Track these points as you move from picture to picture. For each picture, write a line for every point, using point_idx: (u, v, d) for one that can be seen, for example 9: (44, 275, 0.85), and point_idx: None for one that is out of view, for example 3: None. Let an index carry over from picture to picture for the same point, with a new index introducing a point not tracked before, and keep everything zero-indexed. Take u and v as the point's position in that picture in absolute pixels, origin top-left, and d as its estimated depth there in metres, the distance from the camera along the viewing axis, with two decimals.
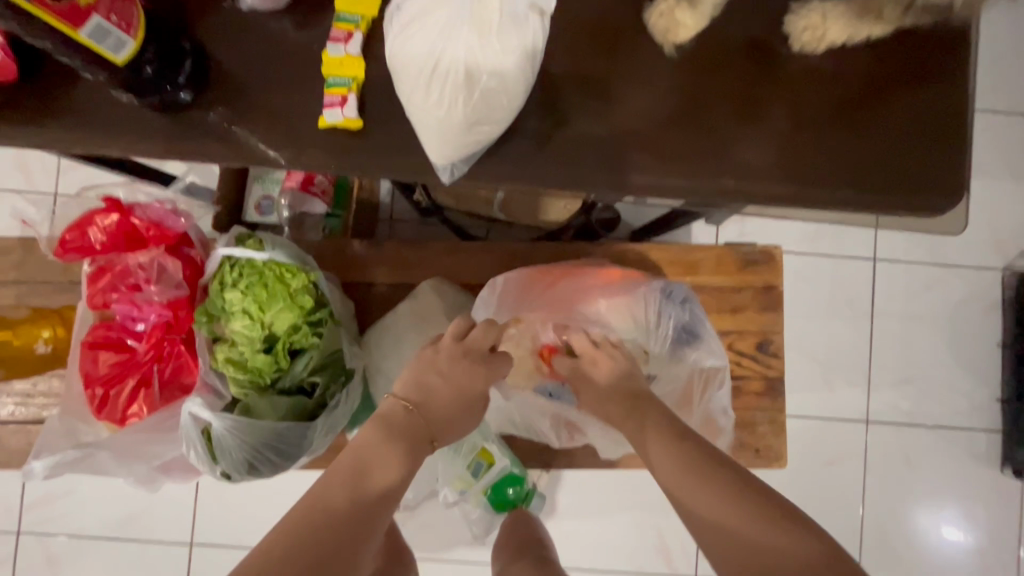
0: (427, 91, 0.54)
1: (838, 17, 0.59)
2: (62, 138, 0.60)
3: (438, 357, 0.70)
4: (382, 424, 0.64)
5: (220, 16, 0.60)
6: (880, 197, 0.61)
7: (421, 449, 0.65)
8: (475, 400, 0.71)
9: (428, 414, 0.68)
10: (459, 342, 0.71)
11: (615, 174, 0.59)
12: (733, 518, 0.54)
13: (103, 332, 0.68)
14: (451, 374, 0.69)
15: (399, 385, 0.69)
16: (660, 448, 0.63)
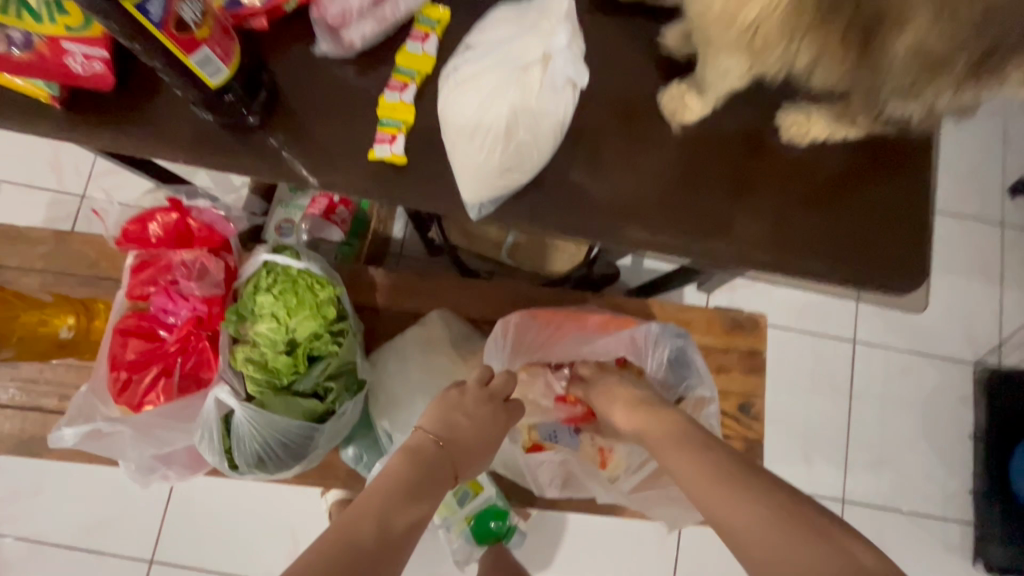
0: (472, 139, 0.62)
1: (820, 117, 0.69)
2: (141, 144, 0.68)
3: (464, 399, 0.69)
4: (411, 458, 0.60)
5: (293, 57, 0.70)
6: (852, 274, 0.69)
7: (446, 485, 0.60)
8: (495, 440, 0.69)
9: (454, 454, 0.63)
10: (483, 387, 0.71)
11: (619, 229, 0.68)
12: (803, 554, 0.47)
13: (135, 321, 0.73)
14: (479, 417, 0.68)
15: (426, 420, 0.65)
16: (676, 449, 0.63)
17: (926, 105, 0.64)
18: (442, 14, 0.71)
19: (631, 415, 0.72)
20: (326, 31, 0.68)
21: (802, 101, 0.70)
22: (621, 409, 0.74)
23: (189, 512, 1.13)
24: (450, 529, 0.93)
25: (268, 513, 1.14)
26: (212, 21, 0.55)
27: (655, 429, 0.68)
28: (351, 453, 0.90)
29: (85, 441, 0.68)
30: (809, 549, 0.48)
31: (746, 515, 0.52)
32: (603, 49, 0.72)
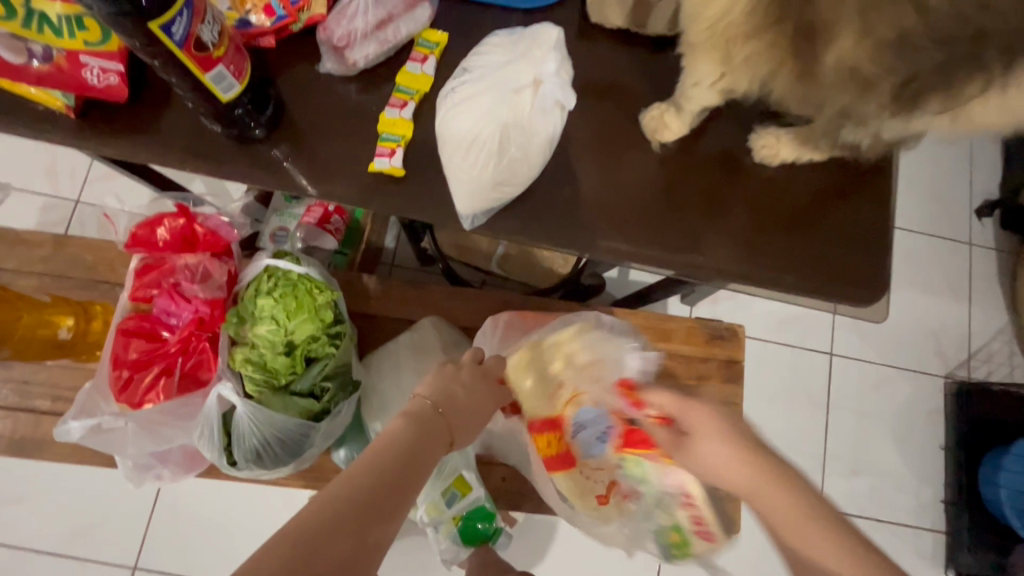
0: (466, 155, 0.66)
1: (789, 141, 0.74)
2: (150, 152, 0.71)
3: (459, 373, 0.70)
4: (409, 420, 0.60)
5: (299, 74, 0.74)
6: (817, 287, 0.75)
7: (442, 451, 0.61)
8: (485, 414, 0.71)
9: (450, 421, 0.64)
10: (476, 365, 0.73)
11: (602, 242, 0.72)
12: None
13: (137, 322, 0.75)
14: (474, 389, 0.70)
15: (422, 387, 0.66)
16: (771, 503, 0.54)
17: (874, 133, 0.70)
18: (440, 37, 0.75)
19: (768, 492, 0.55)
20: (331, 50, 0.73)
21: (771, 125, 0.76)
22: (740, 474, 0.58)
23: (176, 517, 1.13)
24: (438, 531, 0.95)
25: (254, 519, 1.14)
26: (226, 41, 0.59)
27: (795, 517, 0.52)
28: (343, 455, 0.93)
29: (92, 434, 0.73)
30: None
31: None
32: (591, 74, 0.77)
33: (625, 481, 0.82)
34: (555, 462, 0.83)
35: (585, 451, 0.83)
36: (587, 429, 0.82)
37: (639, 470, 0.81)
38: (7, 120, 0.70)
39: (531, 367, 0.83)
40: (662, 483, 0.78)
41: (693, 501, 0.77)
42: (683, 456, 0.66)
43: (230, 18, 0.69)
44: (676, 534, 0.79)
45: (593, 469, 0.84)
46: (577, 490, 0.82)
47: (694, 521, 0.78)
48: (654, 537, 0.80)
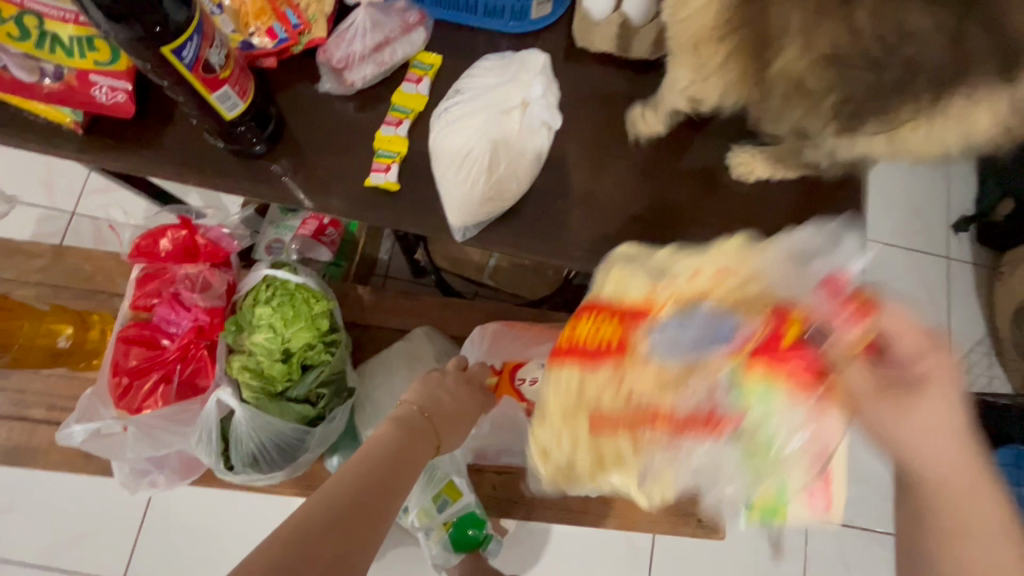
0: (459, 170, 0.70)
1: (762, 158, 0.78)
2: (154, 166, 0.74)
3: (444, 379, 0.77)
4: (398, 423, 0.66)
5: (298, 93, 0.77)
6: None
7: (429, 453, 0.67)
8: (469, 419, 0.78)
9: (436, 424, 0.71)
10: (461, 372, 0.81)
11: (588, 252, 0.76)
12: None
13: (137, 330, 0.77)
14: (459, 395, 0.76)
15: (410, 395, 0.72)
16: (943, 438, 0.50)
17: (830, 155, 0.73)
18: (434, 59, 0.79)
19: (967, 497, 0.48)
20: (330, 71, 0.77)
21: (748, 143, 0.80)
22: (955, 478, 0.49)
23: (167, 527, 1.13)
24: (430, 537, 0.97)
25: (245, 530, 1.14)
26: (232, 63, 0.62)
27: (994, 536, 0.47)
28: (336, 462, 0.94)
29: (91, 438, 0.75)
30: None
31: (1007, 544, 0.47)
32: (577, 95, 0.81)
33: (705, 404, 0.48)
34: (595, 352, 0.55)
35: (665, 355, 0.50)
36: (684, 330, 0.50)
37: (753, 402, 0.46)
38: (17, 135, 0.73)
39: (623, 276, 0.59)
40: (785, 434, 0.46)
41: (825, 466, 0.49)
42: (886, 407, 0.50)
43: (235, 41, 0.73)
44: (770, 497, 0.49)
45: (660, 387, 0.50)
46: (572, 399, 0.57)
47: (814, 481, 0.48)
48: (726, 496, 0.51)
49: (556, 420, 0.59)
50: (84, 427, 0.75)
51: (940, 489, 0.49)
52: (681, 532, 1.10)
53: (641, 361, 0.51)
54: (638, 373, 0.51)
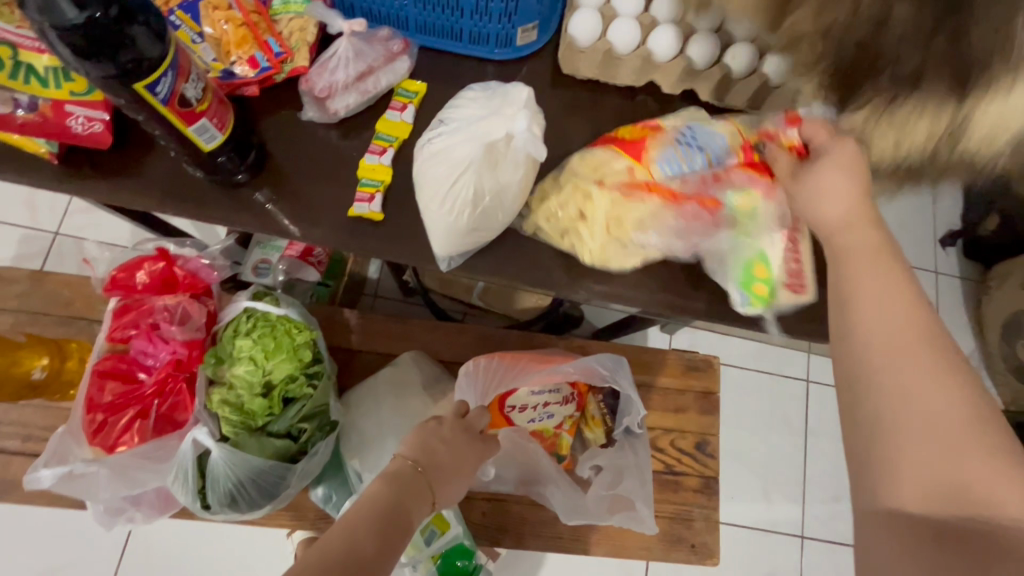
0: (442, 202, 0.68)
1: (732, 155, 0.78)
2: (132, 195, 0.73)
3: (441, 427, 0.76)
4: (390, 480, 0.67)
5: (281, 121, 0.76)
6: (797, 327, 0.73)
7: (421, 508, 0.67)
8: (468, 470, 0.76)
9: (431, 477, 0.70)
10: (459, 419, 0.78)
11: (579, 280, 0.74)
12: (890, 315, 0.51)
13: (113, 363, 0.75)
14: (455, 444, 0.75)
15: (406, 447, 0.72)
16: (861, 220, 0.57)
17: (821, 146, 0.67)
18: (419, 87, 0.79)
19: (856, 233, 0.57)
20: (313, 100, 0.76)
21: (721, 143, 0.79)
22: (840, 219, 0.58)
23: (149, 557, 1.10)
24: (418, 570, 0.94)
25: (229, 560, 1.11)
26: (210, 96, 0.60)
27: (878, 270, 0.53)
28: (320, 493, 0.92)
29: (61, 482, 0.71)
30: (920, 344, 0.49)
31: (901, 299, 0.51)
32: (563, 122, 0.81)
33: (698, 191, 0.70)
34: (623, 144, 0.73)
35: (676, 163, 0.70)
36: (692, 151, 0.70)
37: (747, 202, 0.69)
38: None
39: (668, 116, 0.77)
40: (760, 216, 0.69)
41: (800, 259, 0.70)
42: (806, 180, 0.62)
43: (216, 69, 0.73)
44: (754, 264, 0.69)
45: (670, 181, 0.70)
46: (588, 171, 0.72)
47: (789, 268, 0.70)
48: (724, 264, 0.71)
49: (568, 184, 0.73)
50: (53, 471, 0.71)
51: (846, 232, 0.57)
52: (675, 557, 1.08)
53: (654, 169, 0.70)
54: (658, 179, 0.71)
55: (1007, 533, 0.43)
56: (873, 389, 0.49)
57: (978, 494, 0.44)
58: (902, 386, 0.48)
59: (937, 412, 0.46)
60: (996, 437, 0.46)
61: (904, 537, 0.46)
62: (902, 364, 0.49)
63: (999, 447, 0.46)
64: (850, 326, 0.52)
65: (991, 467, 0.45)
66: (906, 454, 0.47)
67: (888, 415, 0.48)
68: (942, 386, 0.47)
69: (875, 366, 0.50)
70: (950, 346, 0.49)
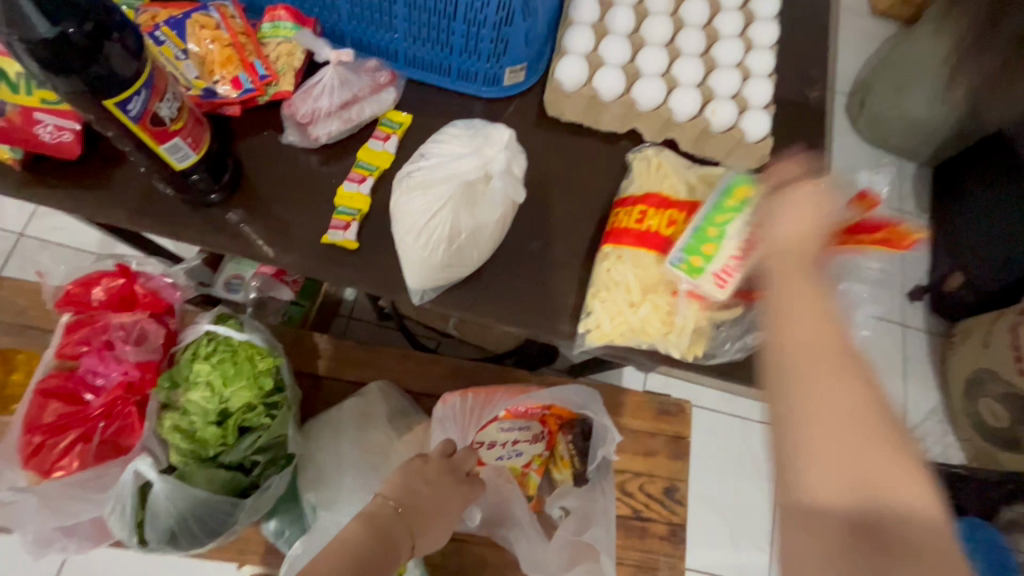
0: (419, 236, 0.67)
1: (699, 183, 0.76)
2: (99, 207, 0.70)
3: (426, 467, 0.74)
4: (367, 521, 0.64)
5: (262, 143, 0.76)
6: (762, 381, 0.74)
7: (399, 552, 0.64)
8: (450, 514, 0.73)
9: (413, 521, 0.67)
10: (446, 458, 0.76)
11: (551, 319, 0.74)
12: (800, 330, 0.50)
13: (58, 382, 0.72)
14: (438, 486, 0.72)
15: (386, 487, 0.69)
16: (795, 254, 0.53)
17: None
18: (404, 118, 0.78)
19: (786, 234, 0.54)
20: (295, 125, 0.75)
21: (674, 164, 0.77)
22: (787, 245, 0.54)
23: None
24: None
25: None
26: (188, 115, 0.59)
27: (800, 294, 0.51)
28: (274, 526, 0.89)
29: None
30: (831, 381, 0.47)
31: (823, 328, 0.49)
32: (547, 162, 0.81)
33: None
34: (663, 243, 0.70)
35: None
36: None
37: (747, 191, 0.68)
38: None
39: (654, 175, 0.76)
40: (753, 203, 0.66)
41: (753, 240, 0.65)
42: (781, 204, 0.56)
43: (198, 87, 0.72)
44: (726, 198, 0.68)
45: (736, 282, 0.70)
46: (649, 283, 0.70)
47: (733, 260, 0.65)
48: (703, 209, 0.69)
49: (646, 302, 0.70)
50: None
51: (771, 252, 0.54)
52: None
53: None
54: None
55: (912, 524, 0.43)
56: (795, 417, 0.48)
57: (894, 501, 0.44)
58: (828, 398, 0.47)
59: (840, 409, 0.46)
60: (895, 433, 0.46)
61: (826, 539, 0.45)
62: (827, 386, 0.47)
63: (899, 456, 0.45)
64: (779, 347, 0.50)
65: (900, 465, 0.45)
66: (813, 473, 0.46)
67: (813, 426, 0.47)
68: (843, 397, 0.47)
69: (806, 384, 0.48)
70: (856, 368, 0.48)
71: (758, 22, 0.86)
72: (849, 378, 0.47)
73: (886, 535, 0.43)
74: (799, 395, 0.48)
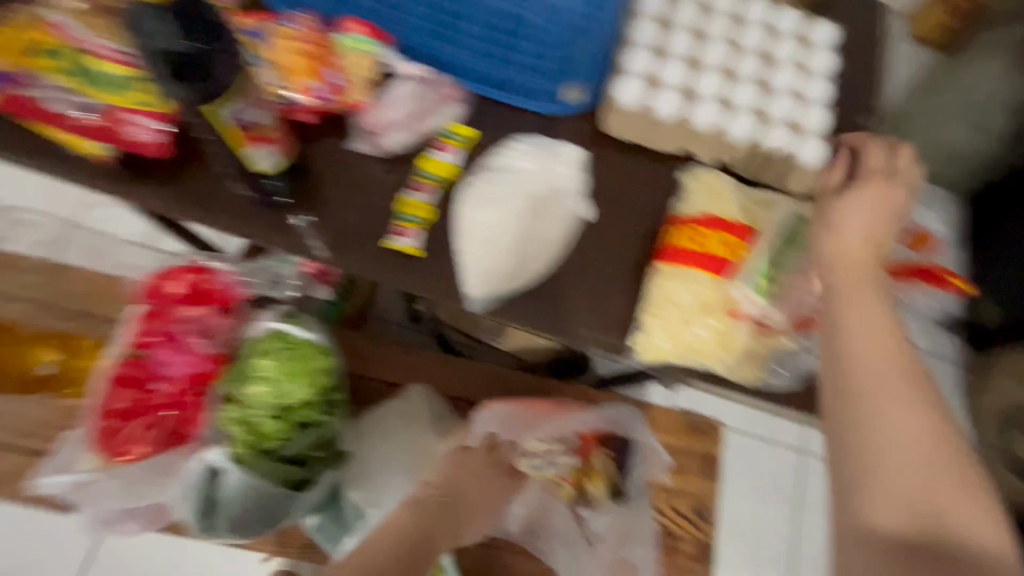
0: (489, 245, 0.73)
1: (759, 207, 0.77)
2: (171, 202, 0.72)
3: (470, 459, 0.85)
4: (414, 509, 0.74)
5: (330, 148, 0.78)
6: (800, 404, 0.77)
7: (444, 539, 0.75)
8: (490, 499, 0.87)
9: (455, 507, 0.79)
10: (490, 452, 0.87)
11: (604, 333, 0.75)
12: (867, 351, 0.56)
13: (130, 369, 0.75)
14: (480, 476, 0.85)
15: (434, 477, 0.81)
16: (861, 281, 0.60)
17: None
18: (471, 133, 0.80)
19: (844, 275, 0.62)
20: (366, 134, 0.78)
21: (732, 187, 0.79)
22: (850, 268, 0.61)
23: None
24: None
25: None
26: (278, 124, 0.64)
27: (876, 322, 0.57)
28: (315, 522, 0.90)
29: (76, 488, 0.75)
30: (910, 407, 0.53)
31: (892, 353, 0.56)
32: (602, 178, 0.83)
33: None
34: (719, 266, 0.72)
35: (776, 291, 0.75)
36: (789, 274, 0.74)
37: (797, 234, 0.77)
38: (21, 157, 0.69)
39: (711, 197, 0.77)
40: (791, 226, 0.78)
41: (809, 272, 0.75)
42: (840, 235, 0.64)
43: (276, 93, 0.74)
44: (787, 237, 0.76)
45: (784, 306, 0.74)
46: (705, 304, 0.72)
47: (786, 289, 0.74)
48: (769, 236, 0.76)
49: (701, 323, 0.72)
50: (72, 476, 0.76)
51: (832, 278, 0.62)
52: None
53: None
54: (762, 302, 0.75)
55: (965, 546, 0.49)
56: (865, 433, 0.53)
57: (947, 522, 0.49)
58: (894, 427, 0.52)
59: (911, 436, 0.52)
60: (962, 467, 0.52)
61: (883, 545, 0.50)
62: (901, 407, 0.53)
63: (960, 485, 0.51)
64: (849, 366, 0.56)
65: (959, 493, 0.50)
66: (882, 484, 0.51)
67: (879, 450, 0.52)
68: (915, 419, 0.52)
69: (871, 400, 0.54)
70: (926, 392, 0.54)
71: (813, 50, 0.88)
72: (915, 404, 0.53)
73: (943, 551, 0.48)
74: (869, 407, 0.53)
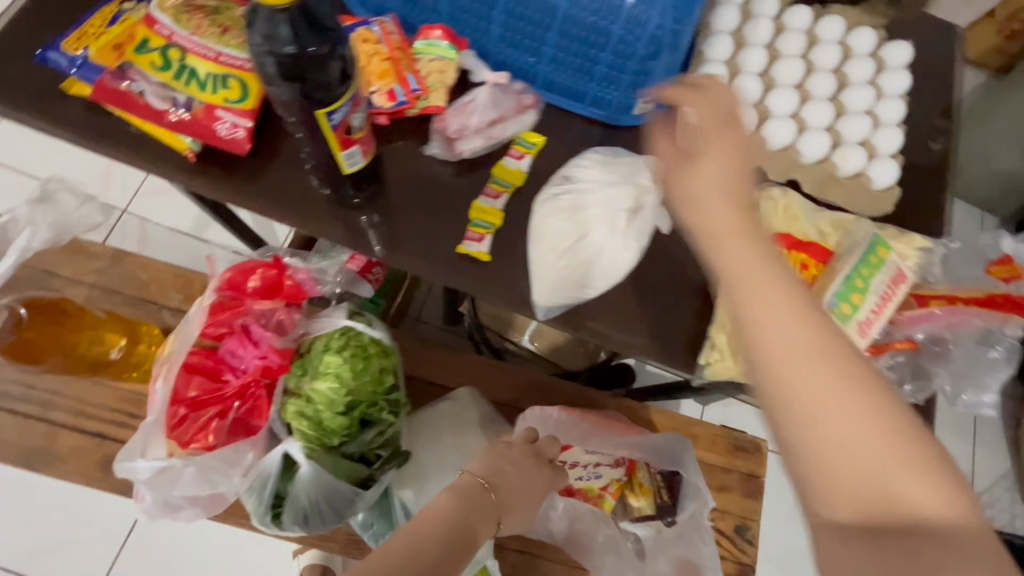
0: (561, 256, 0.73)
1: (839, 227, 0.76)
2: (252, 197, 0.74)
3: (510, 450, 0.76)
4: (458, 495, 0.67)
5: (403, 151, 0.79)
6: None
7: (486, 528, 0.67)
8: (536, 493, 0.77)
9: (500, 500, 0.71)
10: (530, 444, 0.79)
11: (670, 347, 0.74)
12: (781, 331, 0.48)
13: (200, 358, 0.76)
14: (523, 466, 0.76)
15: (477, 465, 0.73)
16: (734, 242, 0.51)
17: None
18: (540, 140, 0.81)
19: (730, 245, 0.51)
20: (442, 138, 0.79)
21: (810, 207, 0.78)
22: (718, 228, 0.52)
23: None
24: None
25: None
26: (365, 125, 0.65)
27: (765, 293, 0.49)
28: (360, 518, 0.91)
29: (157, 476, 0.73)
30: (838, 383, 0.45)
31: (794, 324, 0.48)
32: None
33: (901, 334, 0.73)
34: None
35: None
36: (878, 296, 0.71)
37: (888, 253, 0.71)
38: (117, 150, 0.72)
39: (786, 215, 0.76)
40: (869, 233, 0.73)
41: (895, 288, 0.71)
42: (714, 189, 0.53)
43: None
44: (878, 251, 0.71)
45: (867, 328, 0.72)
46: None
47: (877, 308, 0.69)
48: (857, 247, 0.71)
49: None
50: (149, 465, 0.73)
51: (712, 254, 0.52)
52: None
53: None
54: None
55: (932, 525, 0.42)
56: (798, 430, 0.46)
57: (903, 503, 0.43)
58: (830, 421, 0.45)
59: (850, 417, 0.45)
60: (906, 432, 0.45)
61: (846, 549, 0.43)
62: (825, 385, 0.45)
63: (909, 455, 0.44)
64: (759, 354, 0.48)
65: (911, 469, 0.43)
66: (835, 486, 0.45)
67: (821, 451, 0.45)
68: (843, 396, 0.45)
69: (794, 390, 0.46)
70: (856, 360, 0.47)
71: (888, 71, 0.86)
72: (832, 378, 0.46)
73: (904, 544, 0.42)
74: (793, 404, 0.46)
